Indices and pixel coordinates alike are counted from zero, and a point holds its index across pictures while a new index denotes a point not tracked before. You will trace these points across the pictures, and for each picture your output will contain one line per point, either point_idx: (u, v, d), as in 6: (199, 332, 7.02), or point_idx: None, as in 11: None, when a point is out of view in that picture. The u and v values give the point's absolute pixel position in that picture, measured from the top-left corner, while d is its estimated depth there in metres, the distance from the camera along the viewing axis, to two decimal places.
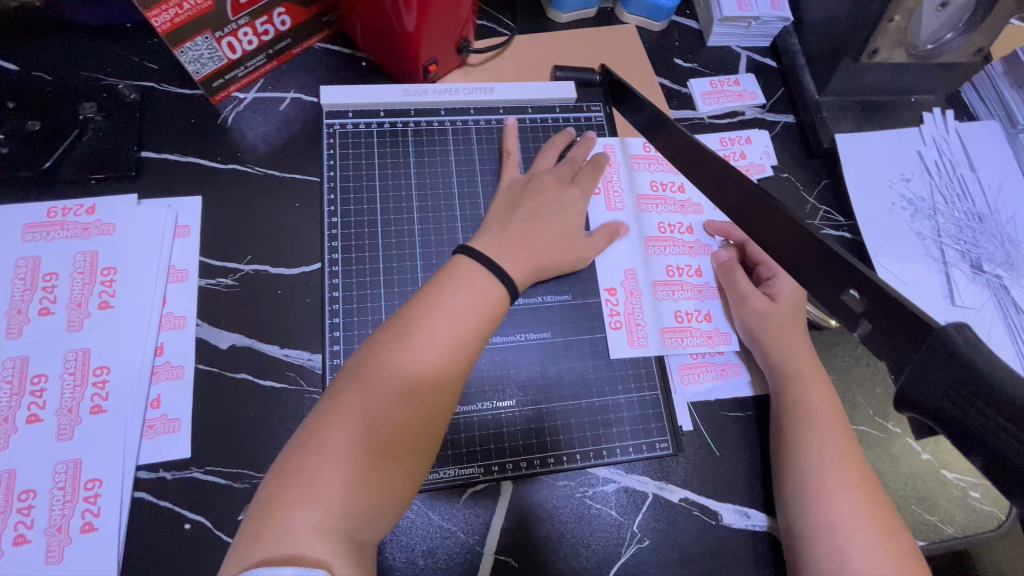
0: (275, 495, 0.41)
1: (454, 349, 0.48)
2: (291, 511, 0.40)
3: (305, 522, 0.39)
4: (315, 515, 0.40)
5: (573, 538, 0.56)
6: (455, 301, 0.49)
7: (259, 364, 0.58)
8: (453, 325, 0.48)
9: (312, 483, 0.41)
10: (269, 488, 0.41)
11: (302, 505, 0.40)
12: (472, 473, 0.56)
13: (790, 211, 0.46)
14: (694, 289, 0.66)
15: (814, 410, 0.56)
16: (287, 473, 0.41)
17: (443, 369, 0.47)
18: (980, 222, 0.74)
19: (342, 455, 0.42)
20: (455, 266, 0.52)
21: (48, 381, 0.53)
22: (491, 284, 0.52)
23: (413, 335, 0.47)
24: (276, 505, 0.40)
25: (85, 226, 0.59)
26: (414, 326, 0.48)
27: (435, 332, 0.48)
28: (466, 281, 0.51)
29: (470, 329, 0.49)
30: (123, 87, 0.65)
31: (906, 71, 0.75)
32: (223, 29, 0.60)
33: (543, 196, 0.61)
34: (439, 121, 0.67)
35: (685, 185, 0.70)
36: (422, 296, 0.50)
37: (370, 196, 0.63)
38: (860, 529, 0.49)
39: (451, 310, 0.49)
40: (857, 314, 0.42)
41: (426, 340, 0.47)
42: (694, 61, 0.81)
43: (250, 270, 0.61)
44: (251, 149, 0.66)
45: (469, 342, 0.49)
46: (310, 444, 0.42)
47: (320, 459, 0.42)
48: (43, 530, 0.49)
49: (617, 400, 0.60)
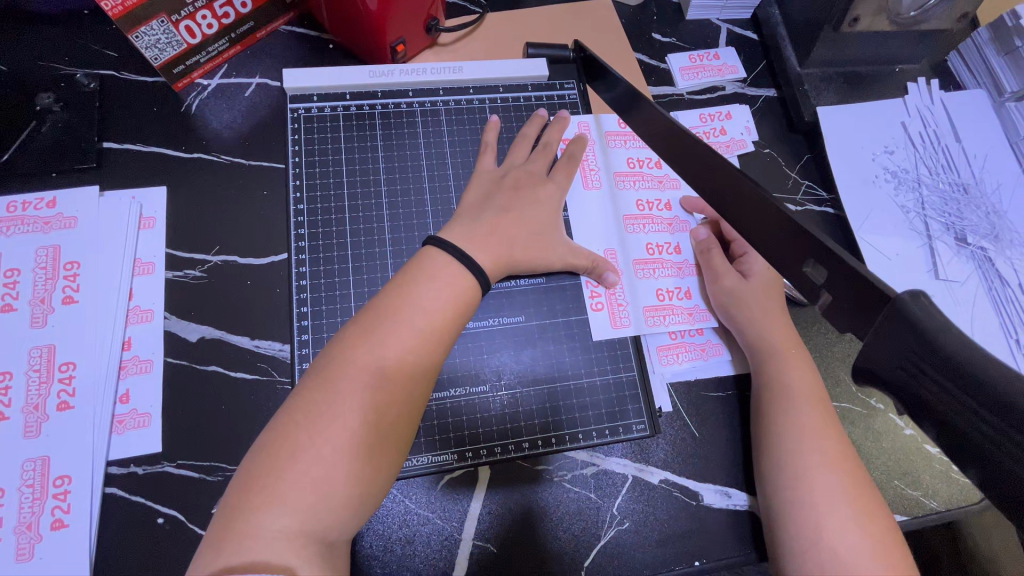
0: (239, 500, 0.40)
1: (424, 344, 0.47)
2: (258, 517, 0.40)
3: (272, 527, 0.39)
4: (284, 519, 0.40)
5: (551, 522, 0.56)
6: (424, 295, 0.48)
7: (228, 355, 0.57)
8: (420, 320, 0.47)
9: (280, 488, 0.41)
10: (236, 492, 0.41)
11: (270, 510, 0.40)
12: (447, 460, 0.55)
13: (757, 181, 0.44)
14: (675, 266, 0.65)
15: (792, 390, 0.55)
16: (253, 478, 0.41)
17: (415, 365, 0.47)
18: (964, 193, 0.73)
19: (310, 458, 0.42)
20: (422, 257, 0.51)
21: (13, 378, 0.53)
22: (461, 275, 0.50)
23: (381, 331, 0.47)
24: (243, 509, 0.40)
25: (45, 221, 0.58)
26: (382, 323, 0.47)
27: (404, 329, 0.47)
28: (434, 272, 0.50)
29: (440, 325, 0.48)
30: (81, 76, 0.64)
31: (890, 40, 0.73)
32: (179, 12, 0.58)
33: (514, 178, 0.60)
34: (408, 103, 0.65)
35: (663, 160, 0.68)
36: (389, 291, 0.49)
37: (338, 182, 0.61)
38: (836, 508, 0.48)
39: (420, 304, 0.48)
40: (817, 286, 0.42)
41: (394, 336, 0.46)
42: (673, 35, 0.79)
43: (218, 260, 0.60)
44: (216, 136, 0.64)
45: (439, 336, 0.48)
46: (276, 447, 0.42)
47: (286, 464, 0.41)
48: (13, 528, 0.49)
49: (594, 382, 0.60)
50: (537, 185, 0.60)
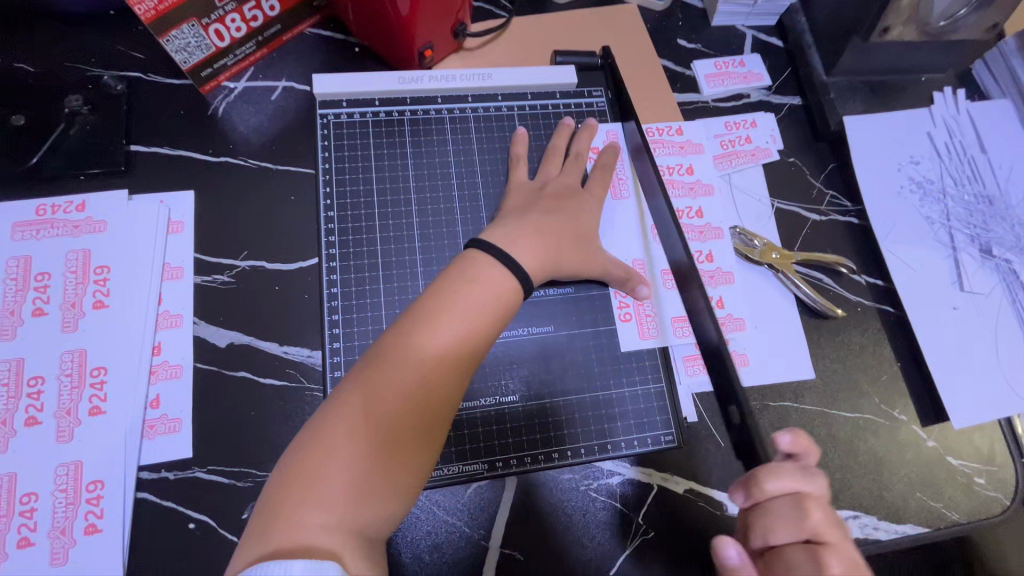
0: (282, 494, 0.41)
1: (463, 349, 0.48)
2: (299, 510, 0.40)
3: (314, 520, 0.40)
4: (323, 515, 0.40)
5: (577, 531, 0.56)
6: (464, 300, 0.48)
7: (258, 361, 0.57)
8: (461, 326, 0.48)
9: (319, 484, 0.41)
10: (277, 487, 0.42)
11: (309, 506, 0.40)
12: (477, 469, 0.55)
13: None
14: (706, 275, 0.66)
15: None
16: (294, 473, 0.42)
17: (453, 369, 0.47)
18: (989, 205, 0.72)
19: (351, 455, 0.42)
20: (462, 260, 0.51)
21: (45, 383, 0.53)
22: (502, 279, 0.51)
23: (422, 334, 0.47)
24: (287, 503, 0.41)
25: (75, 224, 0.58)
26: (422, 326, 0.47)
27: (444, 333, 0.47)
28: (475, 276, 0.50)
29: (480, 331, 0.48)
30: (109, 78, 0.63)
31: (919, 49, 0.72)
32: (210, 16, 0.57)
33: (549, 190, 0.60)
34: (436, 110, 0.65)
35: (694, 167, 0.71)
36: (430, 294, 0.49)
37: (367, 189, 0.61)
38: None
39: (460, 309, 0.48)
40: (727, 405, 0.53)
41: (433, 340, 0.47)
42: (698, 41, 0.78)
43: (246, 266, 0.60)
44: (243, 140, 0.64)
45: (478, 341, 0.48)
46: (317, 444, 0.43)
47: (327, 461, 0.42)
48: (46, 533, 0.49)
49: (621, 393, 0.60)
50: (568, 194, 0.60)
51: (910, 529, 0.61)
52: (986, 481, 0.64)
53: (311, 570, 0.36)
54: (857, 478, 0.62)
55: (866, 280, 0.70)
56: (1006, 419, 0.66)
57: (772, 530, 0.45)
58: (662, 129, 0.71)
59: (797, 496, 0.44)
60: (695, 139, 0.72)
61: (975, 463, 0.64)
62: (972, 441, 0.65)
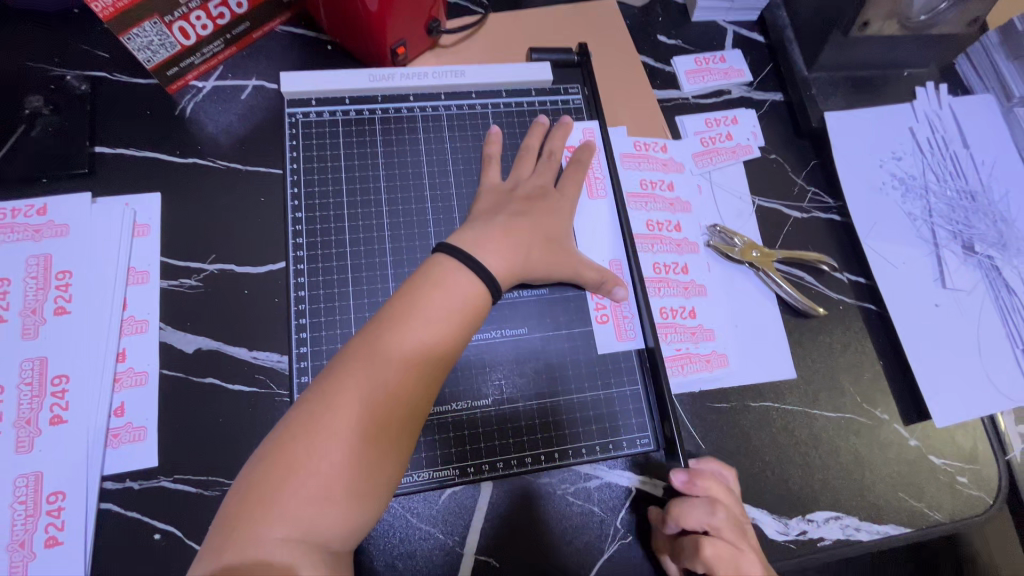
0: (242, 509, 0.41)
1: (429, 356, 0.47)
2: (260, 524, 0.40)
3: (274, 535, 0.39)
4: (285, 528, 0.40)
5: (554, 536, 0.55)
6: (432, 305, 0.47)
7: (226, 367, 0.56)
8: (427, 332, 0.47)
9: (280, 499, 0.40)
10: (238, 501, 0.41)
11: (270, 520, 0.40)
12: (449, 475, 0.54)
13: None
14: (679, 287, 0.65)
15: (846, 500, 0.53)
16: (254, 487, 0.41)
17: (419, 378, 0.46)
18: (972, 201, 0.72)
19: (313, 469, 0.41)
20: (429, 265, 0.50)
21: (4, 392, 0.51)
22: (468, 283, 0.50)
23: (387, 341, 0.46)
24: (247, 517, 0.40)
25: (36, 228, 0.56)
26: (386, 333, 0.46)
27: (409, 339, 0.46)
28: (441, 281, 0.49)
29: (446, 337, 0.48)
30: (73, 78, 0.62)
31: (899, 44, 0.72)
32: (173, 13, 0.56)
33: (524, 191, 0.59)
34: (409, 108, 0.63)
35: (675, 184, 0.69)
36: (396, 301, 0.48)
37: (337, 190, 0.60)
38: None
39: (426, 316, 0.47)
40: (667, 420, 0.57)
41: (399, 346, 0.46)
42: (678, 37, 0.77)
43: (214, 269, 0.58)
44: (211, 141, 0.63)
45: (444, 347, 0.47)
46: (278, 457, 0.42)
47: (288, 475, 0.41)
48: (5, 546, 0.48)
49: (597, 395, 0.59)
50: (542, 195, 0.59)
51: (892, 529, 0.60)
52: (969, 479, 0.63)
53: None
54: (839, 479, 0.61)
55: (849, 278, 0.69)
56: (988, 417, 0.65)
57: (686, 517, 0.50)
58: (649, 143, 0.70)
59: (713, 499, 0.51)
60: (678, 157, 0.70)
61: (957, 461, 0.64)
62: (955, 440, 0.65)
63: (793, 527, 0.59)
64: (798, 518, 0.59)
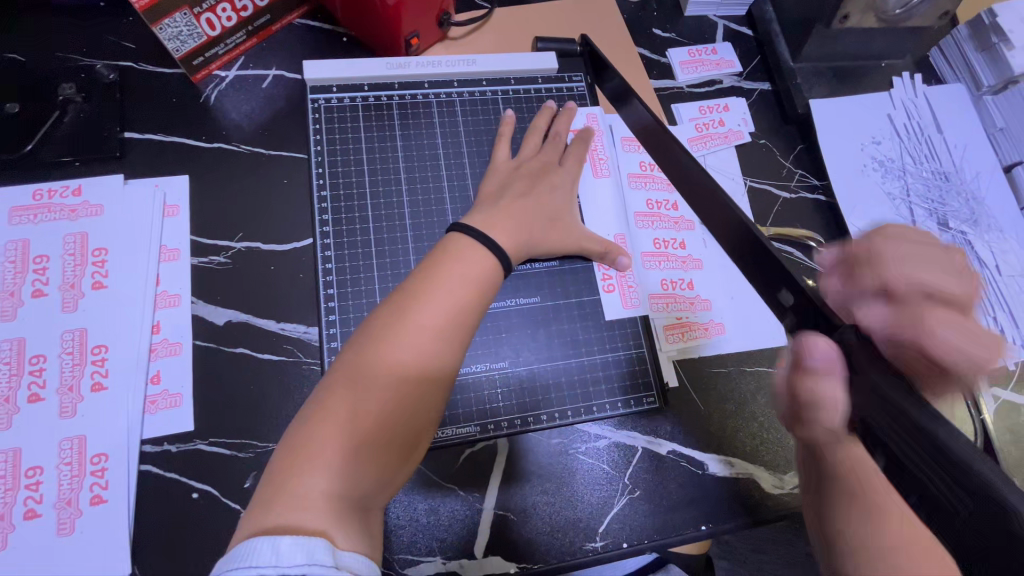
0: (285, 467, 0.43)
1: (452, 323, 0.50)
2: (304, 479, 0.42)
3: (313, 492, 0.42)
4: (326, 482, 0.42)
5: (569, 491, 0.59)
6: (452, 277, 0.51)
7: (256, 337, 0.59)
8: (449, 300, 0.50)
9: (321, 455, 0.43)
10: (280, 460, 0.43)
11: (313, 475, 0.42)
12: (470, 432, 0.58)
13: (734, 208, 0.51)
14: (679, 261, 0.69)
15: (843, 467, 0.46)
16: (296, 446, 0.44)
17: (443, 343, 0.49)
18: (946, 181, 0.77)
19: (348, 429, 0.44)
20: (445, 243, 0.54)
21: (47, 361, 0.54)
22: (483, 257, 0.53)
23: (411, 311, 0.49)
24: (288, 475, 0.42)
25: (72, 208, 0.59)
26: (411, 303, 0.50)
27: (432, 310, 0.49)
28: (458, 255, 0.53)
29: (467, 305, 0.51)
30: (101, 67, 0.65)
31: (877, 36, 0.77)
32: (201, 5, 0.59)
33: (532, 170, 0.63)
34: (424, 94, 0.67)
35: None
36: (417, 275, 0.51)
37: (359, 170, 0.63)
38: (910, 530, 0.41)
39: (448, 286, 0.50)
40: (787, 308, 0.51)
41: (423, 314, 0.49)
42: (672, 30, 0.82)
43: (242, 247, 0.62)
44: (235, 127, 0.66)
45: (464, 317, 0.51)
46: (316, 419, 0.45)
47: (326, 434, 0.44)
48: (53, 504, 0.51)
49: (604, 359, 0.63)
50: (550, 174, 0.63)
51: None
52: None
53: (299, 546, 0.38)
54: None
55: None
56: None
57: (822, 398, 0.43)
58: None
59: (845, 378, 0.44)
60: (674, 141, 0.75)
61: None
62: None
63: (788, 481, 0.62)
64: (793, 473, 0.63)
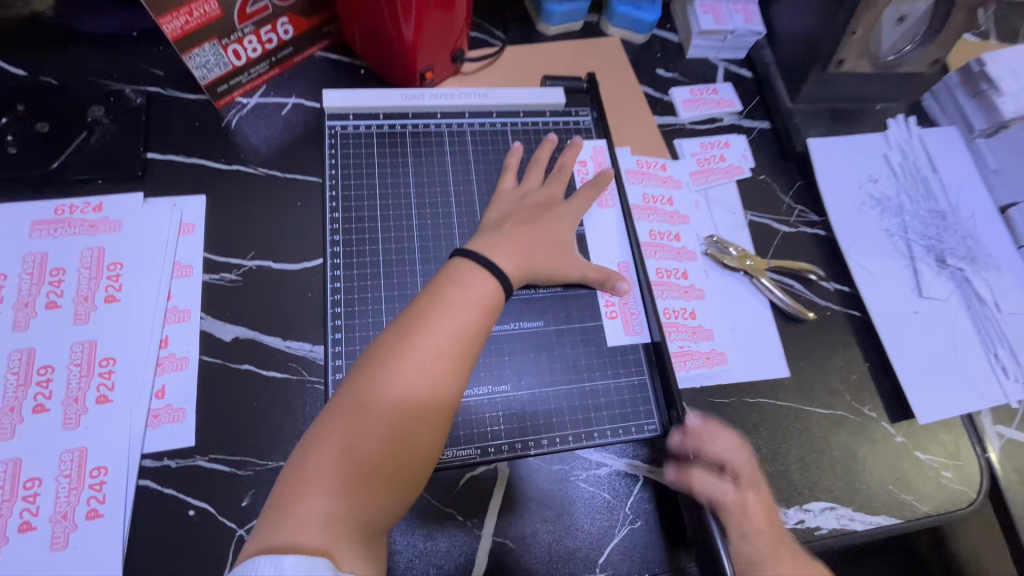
0: (291, 490, 0.43)
1: (457, 345, 0.50)
2: (311, 503, 0.42)
3: (319, 515, 0.42)
4: (331, 505, 0.42)
5: (570, 520, 0.58)
6: (455, 300, 0.52)
7: (262, 355, 0.60)
8: (453, 323, 0.51)
9: (327, 479, 0.43)
10: (289, 484, 0.43)
11: (319, 499, 0.42)
12: (469, 456, 0.57)
13: None
14: (680, 290, 0.71)
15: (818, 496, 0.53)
16: (305, 470, 0.44)
17: (450, 364, 0.49)
18: (943, 219, 0.79)
19: (354, 453, 0.44)
20: (450, 268, 0.55)
21: (54, 372, 0.55)
22: (484, 281, 0.54)
23: (417, 335, 0.49)
24: (293, 502, 0.42)
25: (91, 223, 0.61)
26: (416, 327, 0.50)
27: (437, 333, 0.50)
28: (461, 280, 0.54)
29: (471, 328, 0.51)
30: (130, 92, 0.68)
31: (871, 80, 0.81)
32: (230, 36, 0.63)
33: (536, 199, 0.65)
34: (436, 124, 0.70)
35: (674, 199, 0.76)
36: (423, 300, 0.52)
37: (369, 194, 0.65)
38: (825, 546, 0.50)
39: (452, 309, 0.51)
40: None
41: (427, 338, 0.49)
42: (675, 70, 0.86)
43: (253, 265, 0.63)
44: (254, 151, 0.68)
45: (469, 340, 0.51)
46: (323, 444, 0.45)
47: (333, 457, 0.44)
48: (48, 517, 0.50)
49: (607, 385, 0.63)
50: (555, 203, 0.65)
51: (884, 520, 0.64)
52: (954, 475, 0.68)
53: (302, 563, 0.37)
54: (832, 474, 0.65)
55: (834, 286, 0.75)
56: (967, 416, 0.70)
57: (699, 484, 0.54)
58: (650, 162, 0.77)
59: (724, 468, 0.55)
60: (676, 175, 0.78)
61: (943, 457, 0.68)
62: (938, 437, 0.69)
63: (791, 516, 0.62)
64: (796, 507, 0.63)
